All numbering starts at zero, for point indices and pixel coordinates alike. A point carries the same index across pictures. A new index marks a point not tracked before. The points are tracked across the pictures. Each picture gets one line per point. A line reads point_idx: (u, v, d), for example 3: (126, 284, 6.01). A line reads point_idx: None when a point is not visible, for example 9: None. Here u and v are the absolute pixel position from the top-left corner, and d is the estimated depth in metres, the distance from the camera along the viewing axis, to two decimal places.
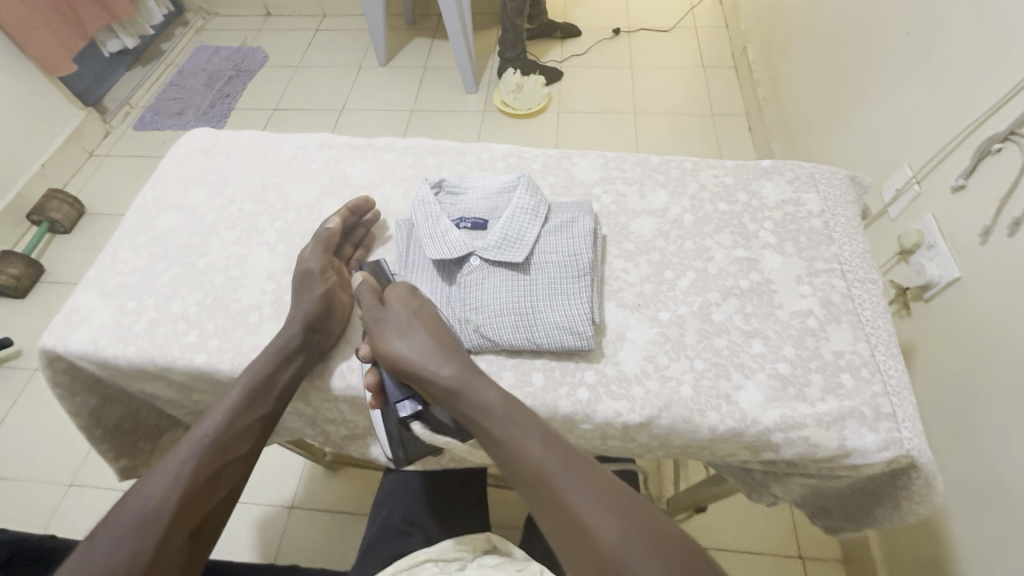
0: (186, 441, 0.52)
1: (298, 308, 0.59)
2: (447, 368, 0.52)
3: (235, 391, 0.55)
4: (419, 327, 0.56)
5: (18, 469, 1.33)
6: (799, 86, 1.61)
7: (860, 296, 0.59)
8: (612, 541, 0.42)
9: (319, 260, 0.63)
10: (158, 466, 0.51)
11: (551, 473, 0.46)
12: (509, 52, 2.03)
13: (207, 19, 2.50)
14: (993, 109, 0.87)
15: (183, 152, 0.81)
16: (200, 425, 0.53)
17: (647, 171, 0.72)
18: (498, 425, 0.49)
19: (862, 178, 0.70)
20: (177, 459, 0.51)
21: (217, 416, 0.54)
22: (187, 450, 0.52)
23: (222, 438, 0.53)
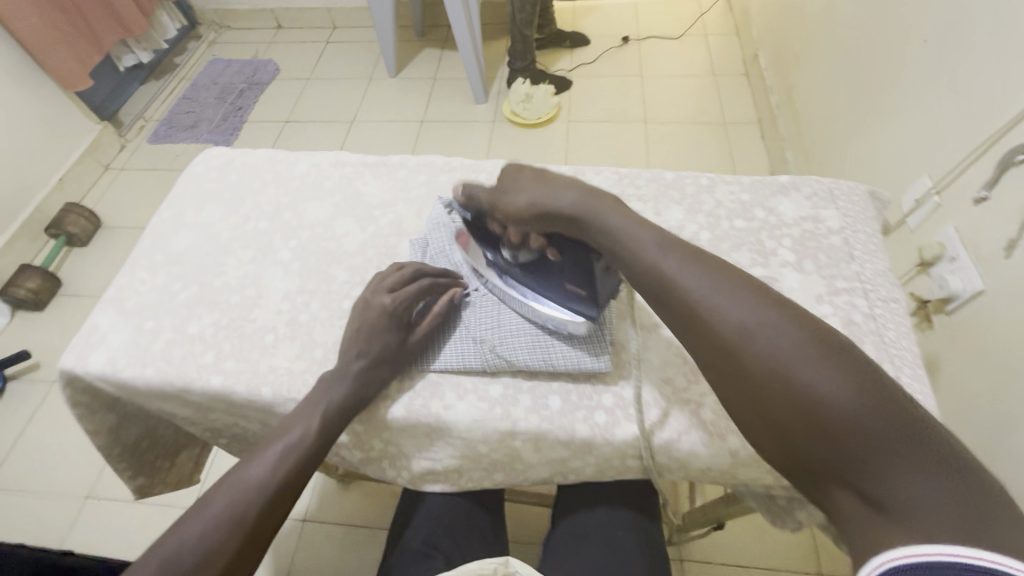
0: (248, 467, 0.51)
1: (374, 339, 0.57)
2: (573, 195, 0.54)
3: (290, 432, 0.53)
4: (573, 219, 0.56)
5: (35, 481, 1.34)
6: (813, 94, 1.59)
7: (883, 316, 0.58)
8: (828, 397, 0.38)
9: (396, 294, 0.58)
10: (203, 500, 0.49)
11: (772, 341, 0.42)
12: (518, 62, 2.03)
13: (220, 33, 2.53)
14: (1014, 121, 0.86)
15: (199, 171, 0.82)
16: (264, 451, 0.52)
17: (662, 188, 0.72)
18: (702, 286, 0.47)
19: (882, 193, 0.69)
20: (220, 501, 0.49)
21: (266, 456, 0.51)
22: (231, 488, 0.49)
23: (282, 476, 0.51)
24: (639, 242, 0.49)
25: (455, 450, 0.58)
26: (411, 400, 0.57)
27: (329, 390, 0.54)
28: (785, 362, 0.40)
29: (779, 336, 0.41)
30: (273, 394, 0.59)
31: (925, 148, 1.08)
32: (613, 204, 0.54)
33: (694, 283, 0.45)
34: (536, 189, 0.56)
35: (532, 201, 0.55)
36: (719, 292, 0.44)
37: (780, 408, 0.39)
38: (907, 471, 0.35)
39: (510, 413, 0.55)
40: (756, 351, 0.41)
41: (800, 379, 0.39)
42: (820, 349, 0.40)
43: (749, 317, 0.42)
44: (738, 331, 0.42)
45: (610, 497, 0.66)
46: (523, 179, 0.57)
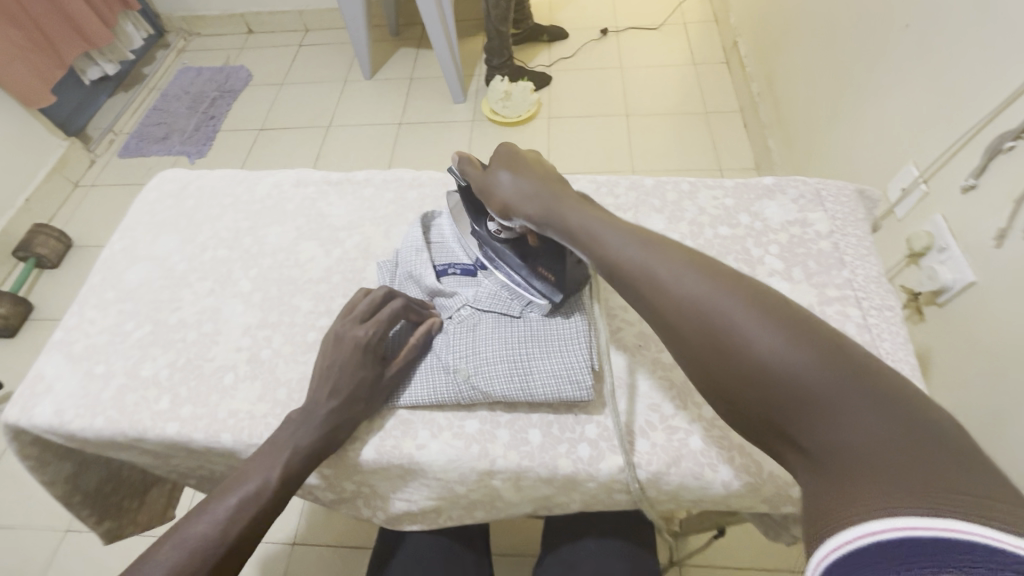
0: (195, 520, 0.46)
1: (343, 375, 0.52)
2: (536, 204, 0.51)
3: (245, 481, 0.48)
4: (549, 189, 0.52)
5: (10, 518, 1.29)
6: (795, 82, 1.56)
7: (878, 325, 0.55)
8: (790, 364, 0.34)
9: (369, 326, 0.54)
10: (142, 561, 0.44)
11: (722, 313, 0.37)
12: (496, 59, 1.98)
13: (189, 40, 2.45)
14: (1001, 106, 0.83)
15: (153, 197, 0.77)
16: (213, 502, 0.47)
17: (641, 196, 0.68)
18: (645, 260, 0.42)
19: (871, 192, 0.66)
20: (161, 565, 0.43)
21: (217, 510, 0.46)
22: (174, 548, 0.44)
23: (232, 529, 0.46)
24: (595, 225, 0.46)
25: (431, 491, 0.54)
26: (382, 440, 0.53)
27: (295, 435, 0.49)
28: (734, 331, 0.36)
29: (723, 305, 0.37)
30: (233, 441, 0.55)
31: (910, 135, 1.06)
32: (577, 201, 0.50)
33: (644, 260, 0.42)
34: (507, 192, 0.53)
35: (505, 202, 0.53)
36: (665, 266, 0.41)
37: (729, 378, 0.36)
38: (862, 430, 0.31)
39: (486, 450, 0.51)
40: (703, 323, 0.37)
41: (746, 344, 0.35)
42: (770, 314, 0.36)
43: (693, 289, 0.39)
44: (684, 305, 0.38)
45: (598, 526, 0.63)
46: (497, 174, 0.55)
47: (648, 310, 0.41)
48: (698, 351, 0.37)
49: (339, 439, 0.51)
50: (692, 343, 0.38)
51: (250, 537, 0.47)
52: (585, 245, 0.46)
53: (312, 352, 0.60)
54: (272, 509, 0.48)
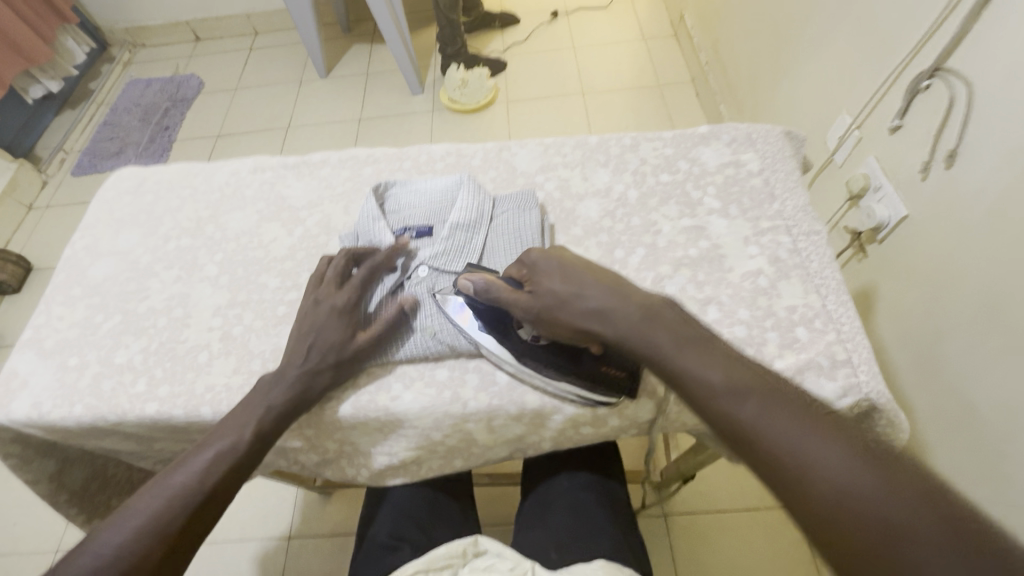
0: (171, 477, 0.48)
1: (320, 337, 0.55)
2: (626, 317, 0.48)
3: (222, 438, 0.50)
4: (617, 305, 0.49)
5: None
6: (738, 47, 1.62)
7: (806, 249, 0.59)
8: (853, 487, 0.35)
9: (348, 293, 0.57)
10: (121, 511, 0.46)
11: (779, 434, 0.39)
12: (450, 48, 1.99)
13: (134, 52, 2.39)
14: (917, 47, 0.89)
15: (111, 195, 0.78)
16: (189, 462, 0.49)
17: (587, 153, 0.72)
18: (699, 378, 0.43)
19: (797, 132, 0.71)
20: (139, 514, 0.45)
21: (194, 463, 0.48)
22: (152, 499, 0.46)
23: (208, 485, 0.48)
24: (674, 349, 0.45)
25: (410, 440, 0.57)
26: (358, 397, 0.56)
27: (267, 395, 0.52)
28: (862, 502, 0.35)
29: (864, 483, 0.35)
30: (213, 414, 0.57)
31: (843, 86, 1.12)
32: (674, 329, 0.47)
33: (778, 432, 0.39)
34: (572, 304, 0.50)
35: (581, 323, 0.49)
36: (792, 426, 0.39)
37: (863, 562, 0.34)
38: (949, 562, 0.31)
39: (458, 395, 0.55)
40: (834, 494, 0.36)
41: (891, 521, 0.34)
42: (911, 491, 0.34)
43: (813, 449, 0.37)
44: (812, 467, 0.37)
45: (572, 464, 0.69)
46: (554, 285, 0.51)
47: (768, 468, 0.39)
48: (820, 518, 0.36)
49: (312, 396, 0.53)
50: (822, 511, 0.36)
51: (225, 491, 0.49)
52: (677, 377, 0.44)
53: (283, 324, 0.62)
54: (249, 464, 0.50)
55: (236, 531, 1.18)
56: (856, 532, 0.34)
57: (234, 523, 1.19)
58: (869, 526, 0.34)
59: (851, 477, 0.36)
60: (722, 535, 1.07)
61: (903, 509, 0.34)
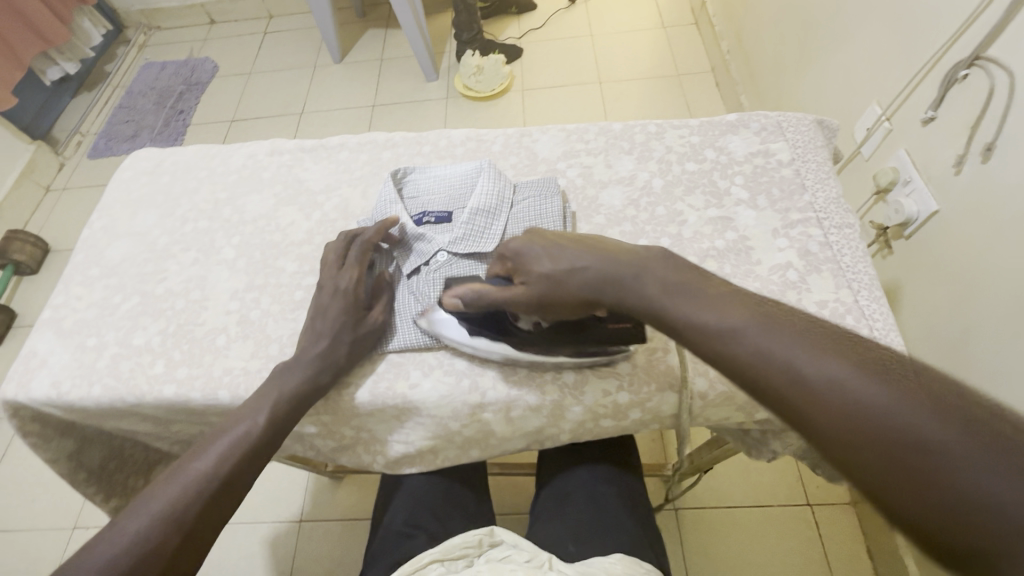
0: (186, 465, 0.47)
1: (328, 320, 0.55)
2: (615, 271, 0.45)
3: (237, 427, 0.50)
4: (607, 266, 0.46)
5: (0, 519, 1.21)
6: (762, 35, 1.58)
7: (838, 243, 0.57)
8: (829, 374, 0.34)
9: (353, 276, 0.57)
10: (140, 497, 0.46)
11: (745, 328, 0.38)
12: (466, 34, 1.96)
13: (150, 35, 2.39)
14: (955, 35, 0.85)
15: (128, 176, 0.78)
16: (204, 449, 0.48)
17: (611, 140, 0.70)
18: (663, 303, 0.42)
19: (829, 121, 0.69)
20: (157, 500, 0.45)
21: (209, 450, 0.48)
22: (169, 485, 0.46)
23: (224, 472, 0.47)
24: (644, 276, 0.44)
25: (427, 429, 0.56)
26: (376, 383, 0.55)
27: (281, 382, 0.52)
28: (845, 389, 0.33)
29: (840, 369, 0.34)
30: (230, 397, 0.56)
31: (872, 75, 1.08)
32: (654, 267, 0.44)
33: (747, 330, 0.37)
34: (565, 278, 0.46)
35: (582, 296, 0.46)
36: (798, 349, 0.36)
37: (852, 448, 0.32)
38: (936, 434, 0.30)
39: (476, 384, 0.54)
40: (813, 383, 0.34)
41: (919, 433, 0.31)
42: (896, 379, 0.33)
43: (789, 345, 0.36)
44: (825, 388, 0.34)
45: (591, 457, 0.68)
46: (543, 266, 0.48)
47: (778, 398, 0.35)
48: (816, 417, 0.33)
49: (324, 382, 0.52)
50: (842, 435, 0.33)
51: (243, 478, 0.49)
52: (646, 313, 0.43)
53: (300, 309, 0.62)
54: (265, 449, 0.50)
55: (248, 513, 1.19)
56: (840, 417, 0.33)
57: (246, 505, 1.20)
58: (854, 411, 0.32)
59: (829, 363, 0.34)
60: (734, 531, 1.06)
61: (881, 389, 0.33)
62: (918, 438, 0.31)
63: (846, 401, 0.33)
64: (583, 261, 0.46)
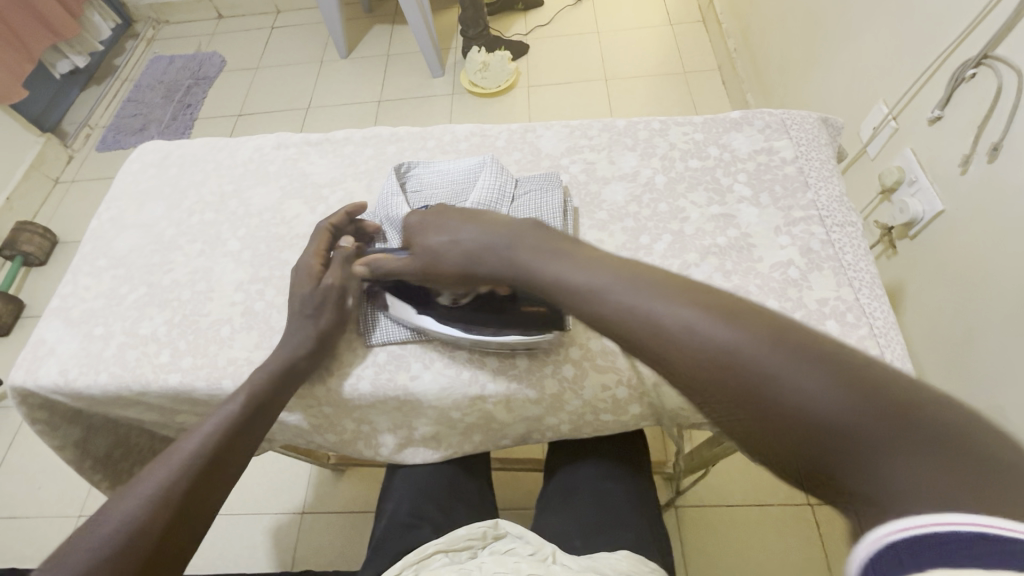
0: (178, 446, 0.48)
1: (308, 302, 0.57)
2: (495, 247, 0.47)
3: (226, 408, 0.52)
4: (488, 239, 0.47)
5: (8, 506, 1.23)
6: (769, 33, 1.57)
7: (840, 241, 0.57)
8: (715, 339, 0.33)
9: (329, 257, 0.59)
10: (136, 480, 0.46)
11: (630, 299, 0.37)
12: (471, 30, 1.96)
13: (158, 29, 2.40)
14: (963, 34, 0.85)
15: (136, 169, 0.78)
16: (194, 431, 0.50)
17: (614, 136, 0.70)
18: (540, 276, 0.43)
19: (833, 119, 0.69)
20: (154, 480, 0.46)
21: (202, 431, 0.50)
22: (166, 466, 0.47)
23: (216, 451, 0.49)
24: (527, 254, 0.45)
25: (428, 421, 0.57)
26: (378, 375, 0.56)
27: (260, 366, 0.54)
28: (729, 354, 0.32)
29: (723, 333, 0.33)
30: (234, 387, 0.57)
31: (879, 74, 1.07)
32: (534, 244, 0.45)
33: (633, 301, 0.37)
34: (451, 254, 0.49)
35: (461, 269, 0.48)
36: (708, 328, 0.33)
37: (743, 418, 0.31)
38: (822, 396, 0.28)
39: (477, 376, 0.54)
40: (697, 352, 0.33)
41: (790, 390, 0.29)
42: (779, 338, 0.31)
43: (673, 314, 0.35)
44: (708, 353, 0.33)
45: (594, 452, 0.69)
46: (435, 240, 0.50)
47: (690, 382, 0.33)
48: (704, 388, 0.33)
49: (303, 365, 0.54)
50: (759, 415, 0.30)
51: (229, 459, 0.50)
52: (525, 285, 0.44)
53: None
54: (248, 429, 0.52)
55: (252, 504, 1.20)
56: (728, 384, 0.32)
57: (249, 496, 1.21)
58: (741, 376, 0.31)
59: (713, 328, 0.33)
60: (734, 529, 1.07)
61: (764, 351, 0.31)
62: (800, 402, 0.29)
63: (732, 365, 0.32)
64: (469, 235, 0.48)
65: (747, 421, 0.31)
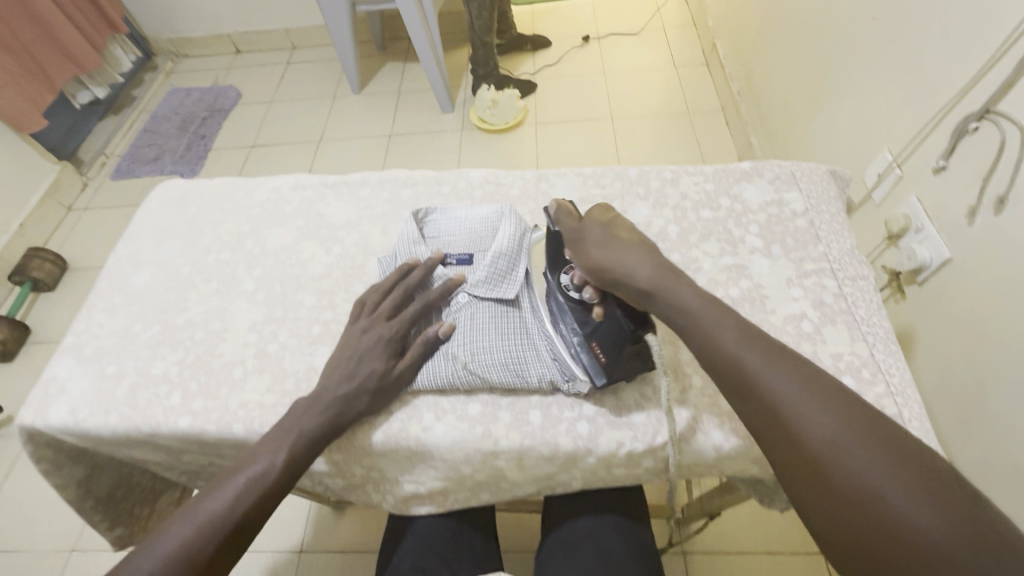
0: (202, 502, 0.48)
1: (343, 368, 0.55)
2: (642, 267, 0.50)
3: (255, 464, 0.50)
4: (643, 263, 0.50)
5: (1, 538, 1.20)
6: (772, 78, 1.61)
7: (853, 295, 0.58)
8: (795, 409, 0.39)
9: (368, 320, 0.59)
10: (158, 533, 0.47)
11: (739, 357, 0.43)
12: (481, 69, 2.02)
13: (177, 62, 2.48)
14: (965, 88, 0.87)
15: (155, 206, 0.80)
16: (221, 487, 0.49)
17: (627, 185, 0.71)
18: (674, 304, 0.48)
19: (842, 172, 0.70)
20: (172, 537, 0.46)
21: (226, 489, 0.49)
22: (185, 524, 0.47)
23: (236, 512, 0.48)
24: (674, 288, 0.48)
25: (438, 472, 0.56)
26: (389, 423, 0.55)
27: (303, 417, 0.52)
28: (812, 428, 0.38)
29: (809, 405, 0.39)
30: (245, 431, 0.57)
31: (883, 124, 1.10)
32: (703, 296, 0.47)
33: (748, 360, 0.42)
34: (602, 249, 0.52)
35: (599, 264, 0.51)
36: (827, 423, 0.38)
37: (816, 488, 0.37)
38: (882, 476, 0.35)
39: (491, 430, 0.54)
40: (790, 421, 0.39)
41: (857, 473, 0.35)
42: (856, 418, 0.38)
43: (773, 379, 0.41)
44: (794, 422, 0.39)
45: (599, 504, 0.68)
46: (595, 230, 0.54)
47: (793, 465, 0.38)
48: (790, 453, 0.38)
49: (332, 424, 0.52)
50: (848, 526, 0.35)
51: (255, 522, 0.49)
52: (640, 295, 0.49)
53: (318, 344, 0.63)
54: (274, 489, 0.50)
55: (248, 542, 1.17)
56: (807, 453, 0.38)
57: None
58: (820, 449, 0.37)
59: (797, 396, 0.40)
60: None
61: (839, 436, 0.37)
62: (863, 482, 0.35)
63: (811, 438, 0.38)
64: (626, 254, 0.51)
65: (813, 493, 0.37)
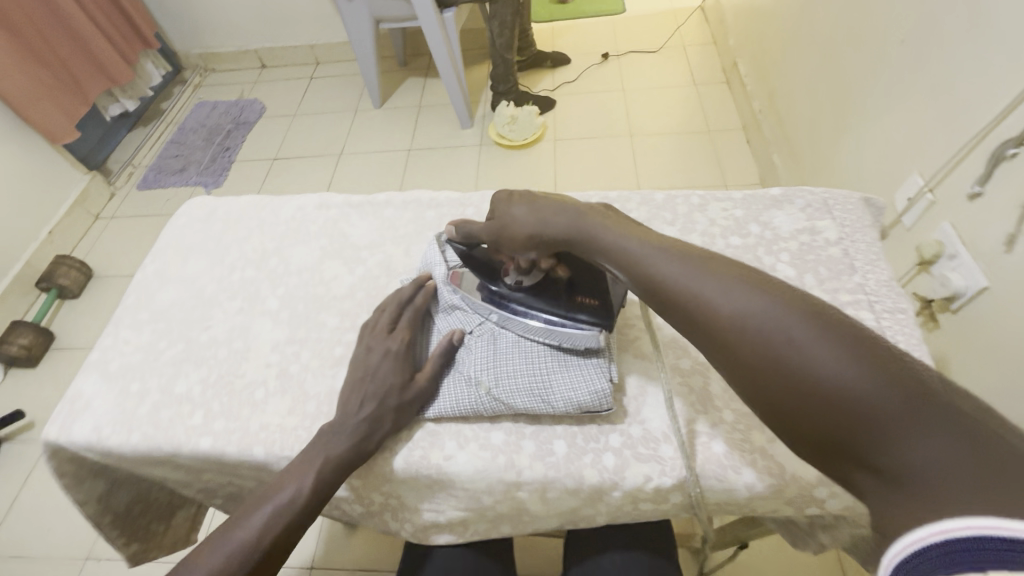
0: (232, 528, 0.49)
1: (360, 390, 0.55)
2: (566, 222, 0.51)
3: (283, 492, 0.50)
4: (569, 215, 0.51)
5: (17, 545, 1.21)
6: (795, 98, 1.59)
7: (891, 329, 0.56)
8: (742, 314, 0.37)
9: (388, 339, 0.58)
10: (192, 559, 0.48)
11: (679, 280, 0.41)
12: (501, 86, 2.04)
13: (205, 76, 2.54)
14: (1001, 115, 0.85)
15: (182, 222, 0.81)
16: (249, 514, 0.50)
17: (653, 210, 0.70)
18: (611, 236, 0.48)
19: (877, 199, 0.68)
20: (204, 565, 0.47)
21: (254, 517, 0.49)
22: (216, 552, 0.48)
23: (264, 540, 0.49)
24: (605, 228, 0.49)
25: (459, 501, 0.55)
26: (410, 450, 0.54)
27: (325, 444, 0.52)
28: (765, 330, 0.36)
29: (759, 310, 0.37)
30: (265, 454, 0.56)
31: (912, 147, 1.08)
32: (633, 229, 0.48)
33: (690, 278, 0.41)
34: (529, 221, 0.53)
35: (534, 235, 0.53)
36: (778, 326, 0.36)
37: (781, 395, 0.35)
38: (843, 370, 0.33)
39: (513, 461, 0.53)
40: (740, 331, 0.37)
41: (818, 375, 0.34)
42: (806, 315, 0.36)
43: (717, 293, 0.39)
44: (747, 328, 0.37)
45: (621, 539, 0.66)
46: (518, 208, 0.55)
47: (754, 376, 0.36)
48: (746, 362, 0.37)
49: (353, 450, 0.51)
50: (820, 430, 0.34)
51: (286, 542, 0.50)
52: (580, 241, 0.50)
53: (340, 366, 0.62)
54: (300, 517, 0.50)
55: None
56: (764, 361, 0.36)
57: None
58: (775, 353, 0.35)
59: (744, 303, 0.38)
60: None
61: (795, 338, 0.35)
62: (827, 381, 0.33)
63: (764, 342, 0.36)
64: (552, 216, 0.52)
65: (778, 398, 0.35)
